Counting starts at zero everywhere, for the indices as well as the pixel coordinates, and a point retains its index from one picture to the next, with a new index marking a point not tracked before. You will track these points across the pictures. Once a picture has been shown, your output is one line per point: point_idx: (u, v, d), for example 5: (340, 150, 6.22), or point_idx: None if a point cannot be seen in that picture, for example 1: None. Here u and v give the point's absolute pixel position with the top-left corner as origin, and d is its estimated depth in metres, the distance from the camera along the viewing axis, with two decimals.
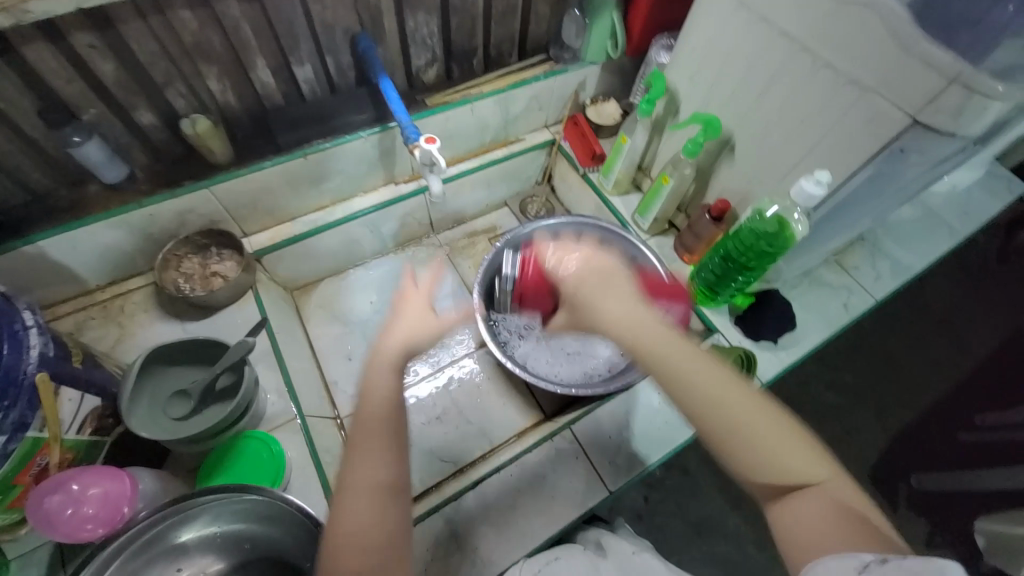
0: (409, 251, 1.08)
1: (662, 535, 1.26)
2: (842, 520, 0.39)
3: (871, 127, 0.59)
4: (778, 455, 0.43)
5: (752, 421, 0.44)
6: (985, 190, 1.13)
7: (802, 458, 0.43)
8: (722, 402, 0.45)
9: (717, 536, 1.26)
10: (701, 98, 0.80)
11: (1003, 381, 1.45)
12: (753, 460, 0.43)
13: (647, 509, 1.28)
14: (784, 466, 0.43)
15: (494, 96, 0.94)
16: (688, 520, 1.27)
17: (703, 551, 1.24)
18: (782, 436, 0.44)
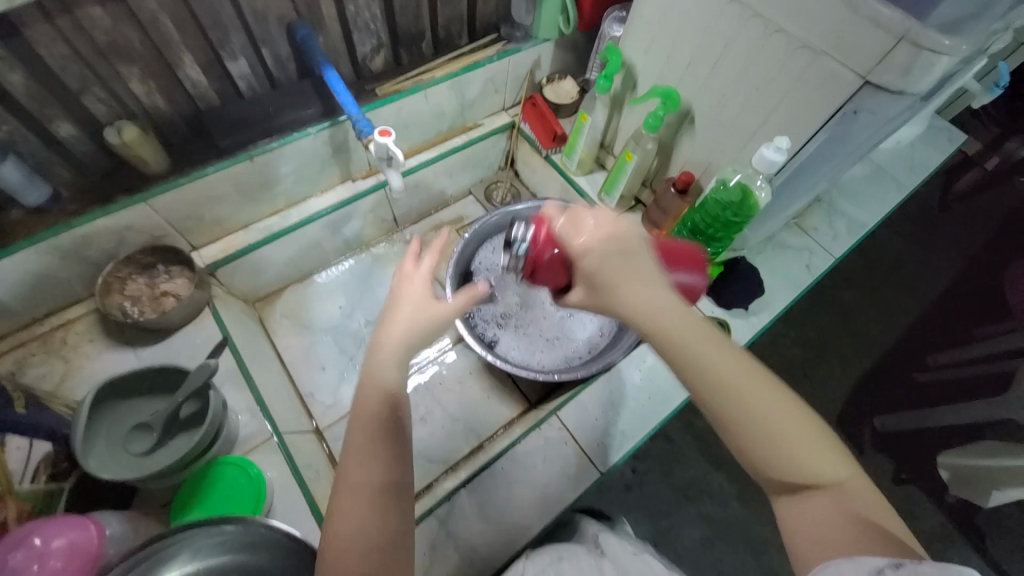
0: (375, 249, 1.04)
1: (652, 503, 1.30)
2: (849, 526, 0.39)
3: (825, 90, 0.60)
4: (798, 455, 0.43)
5: (775, 420, 0.43)
6: (927, 143, 1.18)
7: (819, 456, 0.43)
8: (751, 400, 0.44)
9: (705, 498, 1.30)
10: (657, 70, 0.79)
11: (952, 322, 1.54)
12: (773, 452, 0.43)
13: (636, 480, 1.32)
14: (803, 463, 0.43)
15: (448, 81, 0.91)
16: (675, 485, 1.31)
17: (692, 514, 1.28)
18: (802, 433, 0.43)
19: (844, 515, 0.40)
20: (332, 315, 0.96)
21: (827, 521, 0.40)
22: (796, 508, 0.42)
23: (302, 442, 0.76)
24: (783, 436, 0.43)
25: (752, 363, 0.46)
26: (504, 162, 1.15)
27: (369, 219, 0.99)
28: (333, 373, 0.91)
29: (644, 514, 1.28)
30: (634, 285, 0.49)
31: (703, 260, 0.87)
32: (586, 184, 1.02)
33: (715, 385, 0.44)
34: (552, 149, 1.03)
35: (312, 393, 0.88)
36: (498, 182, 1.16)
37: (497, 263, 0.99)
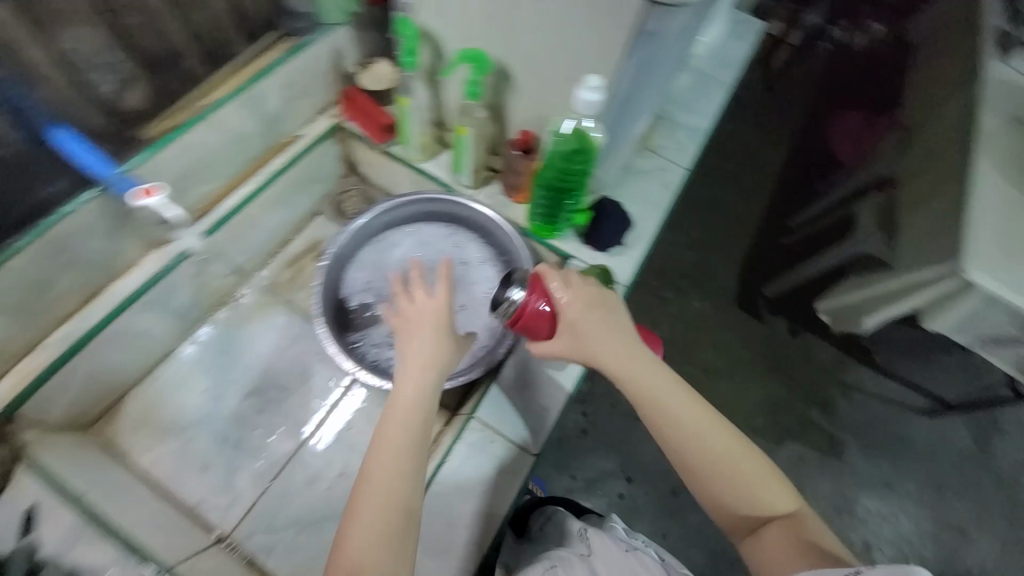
0: (225, 314, 0.90)
1: (609, 437, 1.35)
2: (805, 553, 0.50)
3: (615, 17, 0.58)
4: (760, 496, 0.53)
5: (739, 464, 0.53)
6: (734, 37, 1.26)
7: (771, 493, 0.53)
8: (718, 449, 0.53)
9: None
10: (456, 32, 0.72)
11: (798, 187, 1.74)
12: (740, 496, 0.53)
13: (589, 423, 1.36)
14: (764, 502, 0.53)
15: (234, 100, 0.77)
16: (622, 412, 1.38)
17: (646, 432, 1.36)
18: (761, 477, 0.54)
19: (799, 542, 0.51)
20: (198, 404, 0.83)
21: (784, 553, 0.51)
22: (756, 540, 0.53)
23: (207, 558, 0.66)
24: (742, 479, 0.53)
25: (720, 422, 0.55)
26: (344, 168, 1.03)
27: (204, 282, 0.84)
28: (221, 468, 0.79)
29: (605, 451, 1.33)
30: (605, 338, 0.58)
31: (568, 211, 0.86)
32: (435, 167, 0.95)
33: (693, 441, 0.54)
34: (387, 141, 0.93)
35: (203, 500, 0.77)
36: (347, 190, 1.04)
37: (371, 279, 0.91)
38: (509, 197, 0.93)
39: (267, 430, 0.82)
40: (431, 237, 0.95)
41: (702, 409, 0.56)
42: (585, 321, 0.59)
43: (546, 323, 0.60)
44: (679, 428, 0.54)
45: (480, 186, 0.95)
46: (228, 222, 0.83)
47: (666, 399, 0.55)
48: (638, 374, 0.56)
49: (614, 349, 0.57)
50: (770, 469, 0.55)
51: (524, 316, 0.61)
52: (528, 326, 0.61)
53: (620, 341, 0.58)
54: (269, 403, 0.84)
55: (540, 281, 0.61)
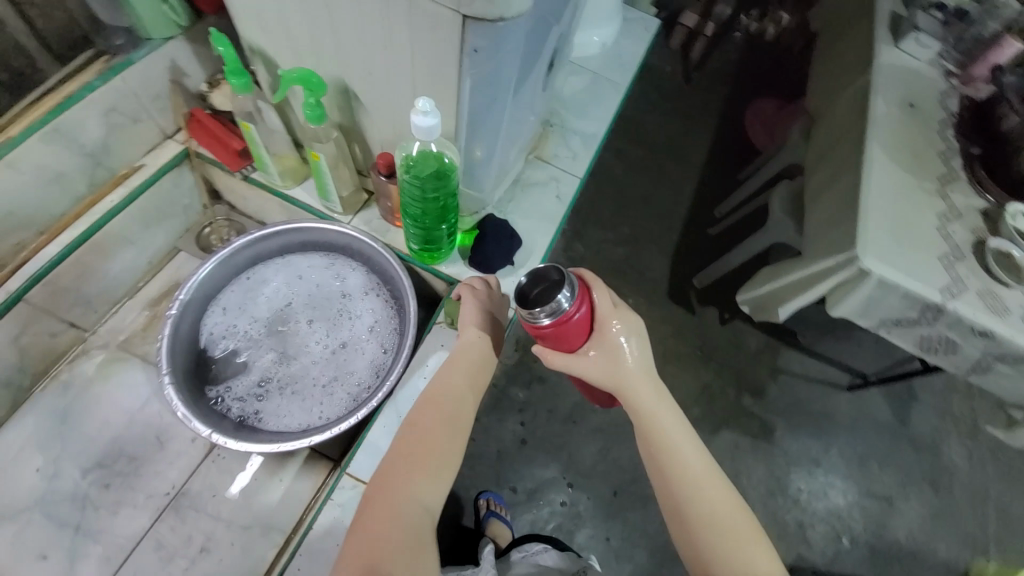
0: (65, 376, 0.79)
1: (547, 449, 1.30)
2: None
3: (439, 37, 0.52)
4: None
5: (748, 546, 0.48)
6: (630, 35, 1.23)
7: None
8: (721, 513, 0.49)
9: (590, 413, 1.34)
10: (287, 50, 0.65)
11: (716, 180, 1.75)
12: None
13: (527, 432, 1.30)
14: None
15: (33, 135, 0.67)
16: (560, 416, 1.33)
17: (583, 435, 1.31)
18: (774, 568, 0.47)
19: None
20: (28, 485, 0.72)
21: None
22: None
23: None
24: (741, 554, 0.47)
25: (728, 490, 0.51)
26: (207, 198, 0.93)
27: (26, 344, 0.74)
28: (59, 557, 0.69)
29: (543, 462, 1.28)
30: (636, 375, 0.54)
31: (446, 235, 0.80)
32: (304, 193, 0.87)
33: (698, 499, 0.49)
34: (245, 167, 0.84)
35: None
36: (212, 222, 0.94)
37: (236, 325, 0.83)
38: (389, 221, 0.86)
39: (114, 506, 0.72)
40: (304, 271, 0.87)
41: (710, 470, 0.52)
42: (621, 349, 0.54)
43: (581, 332, 0.53)
44: (688, 492, 0.50)
45: (356, 211, 0.88)
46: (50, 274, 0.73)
47: (680, 455, 0.52)
48: (658, 418, 0.53)
49: (640, 390, 0.54)
50: (773, 559, 0.48)
51: (562, 326, 0.51)
52: (561, 337, 0.52)
53: (647, 382, 0.55)
54: (118, 475, 0.74)
55: (585, 282, 0.54)
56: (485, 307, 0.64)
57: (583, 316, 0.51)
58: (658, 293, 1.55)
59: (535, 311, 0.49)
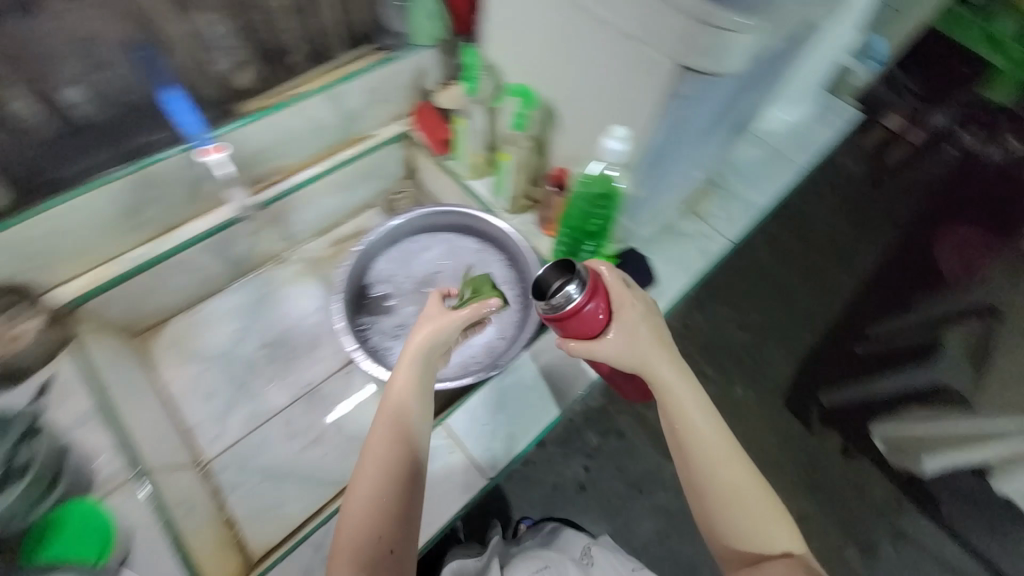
0: (269, 272, 1.01)
1: (604, 504, 1.26)
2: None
3: (650, 79, 0.60)
4: (763, 530, 0.56)
5: (754, 507, 0.57)
6: (823, 122, 1.21)
7: (773, 528, 0.57)
8: (733, 475, 0.58)
9: (657, 488, 1.28)
10: (518, 68, 0.78)
11: (882, 293, 1.57)
12: (747, 532, 0.56)
13: (589, 478, 1.28)
14: (770, 537, 0.56)
15: (320, 94, 0.88)
16: (627, 480, 1.29)
17: (644, 506, 1.26)
18: (774, 519, 0.57)
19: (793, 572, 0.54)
20: (221, 340, 0.93)
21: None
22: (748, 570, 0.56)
23: (177, 476, 0.74)
24: (750, 510, 0.57)
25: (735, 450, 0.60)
26: (405, 172, 1.12)
27: (258, 240, 0.96)
28: (222, 402, 0.88)
29: (595, 514, 1.25)
30: (664, 363, 0.61)
31: (590, 253, 0.86)
32: (481, 186, 1.01)
33: (714, 468, 0.58)
34: (444, 155, 1.03)
35: (199, 424, 0.85)
36: (402, 191, 1.13)
37: (395, 275, 0.98)
38: (541, 228, 0.96)
39: (267, 379, 0.90)
40: (459, 249, 1.00)
41: (723, 436, 0.60)
42: (640, 334, 0.61)
43: (598, 320, 0.58)
44: (700, 463, 0.59)
45: (518, 213, 0.98)
46: (283, 197, 0.92)
47: (697, 431, 0.60)
48: (675, 398, 0.60)
49: (662, 372, 0.61)
50: (775, 503, 0.58)
51: (572, 318, 0.57)
52: (573, 327, 0.59)
53: (671, 361, 0.62)
54: (278, 358, 0.92)
55: (599, 280, 0.60)
56: (439, 319, 0.65)
57: (594, 307, 0.57)
58: (775, 392, 1.44)
59: (549, 298, 0.56)
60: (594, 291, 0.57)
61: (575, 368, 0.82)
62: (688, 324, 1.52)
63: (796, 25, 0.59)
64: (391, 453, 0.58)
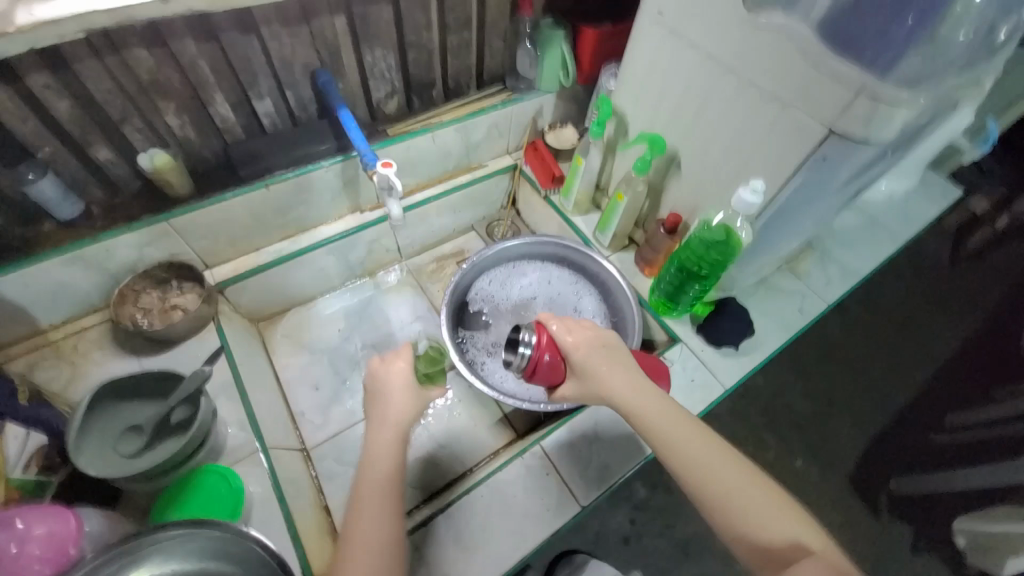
0: (377, 279, 1.11)
1: (654, 570, 1.19)
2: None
3: (795, 139, 0.64)
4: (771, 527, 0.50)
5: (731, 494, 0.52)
6: (923, 196, 1.20)
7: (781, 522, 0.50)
8: (706, 466, 0.53)
9: (707, 554, 1.21)
10: (646, 119, 0.85)
11: (967, 378, 1.50)
12: (751, 527, 0.50)
13: (635, 532, 1.22)
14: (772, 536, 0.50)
15: (454, 124, 0.98)
16: (676, 540, 1.22)
17: (694, 574, 1.18)
18: (781, 514, 0.51)
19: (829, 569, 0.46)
20: (331, 337, 1.01)
21: None
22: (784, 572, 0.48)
23: (286, 458, 0.79)
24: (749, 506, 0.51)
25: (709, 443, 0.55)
26: (506, 201, 1.21)
27: (373, 248, 1.05)
28: (326, 394, 0.95)
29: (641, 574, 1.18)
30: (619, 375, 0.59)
31: (691, 298, 0.89)
32: (582, 222, 1.07)
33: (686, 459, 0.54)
34: (550, 189, 1.09)
35: (303, 412, 0.92)
36: (500, 219, 1.22)
37: (493, 295, 1.03)
38: (638, 267, 1.00)
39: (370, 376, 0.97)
40: (555, 278, 1.05)
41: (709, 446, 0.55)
42: (593, 359, 0.61)
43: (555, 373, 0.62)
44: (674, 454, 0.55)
45: (616, 250, 1.04)
46: (417, 206, 1.05)
47: (661, 422, 0.57)
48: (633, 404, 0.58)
49: (613, 382, 0.59)
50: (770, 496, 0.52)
51: (541, 373, 0.61)
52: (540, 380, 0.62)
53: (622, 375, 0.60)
54: None
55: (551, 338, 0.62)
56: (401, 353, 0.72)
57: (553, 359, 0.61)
58: (845, 468, 1.36)
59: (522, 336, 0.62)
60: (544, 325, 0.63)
61: None
62: (753, 385, 1.47)
63: (942, 102, 0.63)
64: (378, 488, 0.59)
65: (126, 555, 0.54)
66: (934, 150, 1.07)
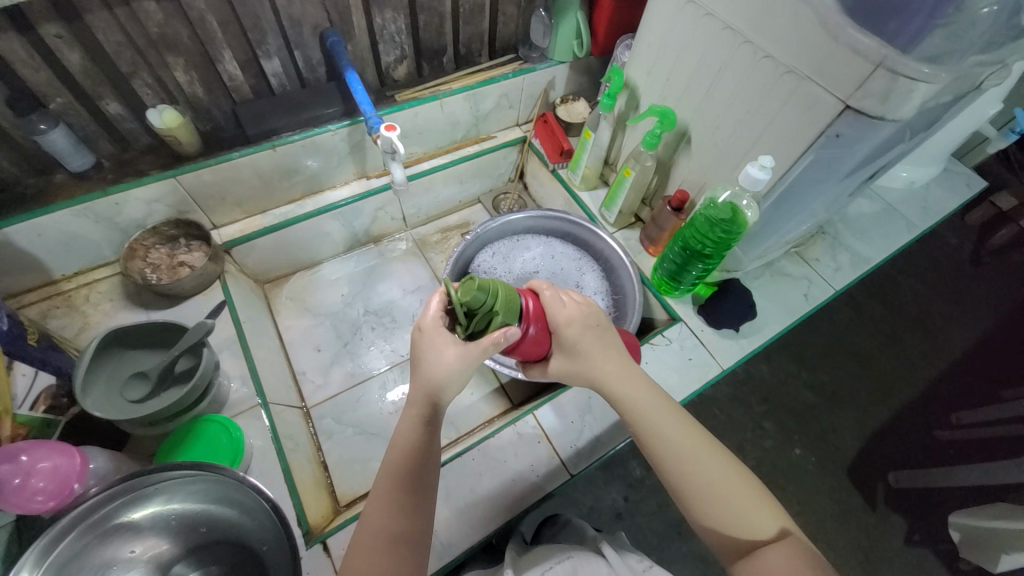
0: (381, 247, 1.12)
1: (642, 546, 1.21)
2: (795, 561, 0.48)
3: (809, 115, 0.62)
4: (742, 514, 0.52)
5: (710, 487, 0.53)
6: (945, 187, 1.17)
7: (752, 508, 0.52)
8: (685, 450, 0.55)
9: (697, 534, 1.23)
10: (659, 92, 0.83)
11: (975, 375, 1.48)
12: (720, 513, 0.52)
13: (627, 508, 1.25)
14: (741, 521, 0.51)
15: (463, 92, 0.96)
16: (667, 518, 1.24)
17: (683, 552, 1.20)
18: (755, 500, 0.53)
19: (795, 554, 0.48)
20: (334, 301, 1.03)
21: None
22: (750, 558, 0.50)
23: (286, 414, 0.81)
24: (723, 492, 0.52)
25: (690, 428, 0.57)
26: (514, 174, 1.20)
27: (379, 216, 1.06)
28: (327, 357, 0.97)
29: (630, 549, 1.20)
30: (610, 359, 0.61)
31: (694, 278, 0.88)
32: (589, 198, 1.06)
33: (666, 443, 0.56)
34: (559, 163, 1.08)
35: (305, 372, 0.94)
36: (507, 192, 1.22)
37: (495, 268, 1.03)
38: (643, 245, 0.99)
39: (371, 342, 0.99)
40: (559, 253, 1.04)
41: (689, 432, 0.56)
42: (585, 339, 0.61)
43: (538, 346, 0.61)
44: (655, 438, 0.56)
45: (621, 228, 1.03)
46: (424, 175, 1.05)
47: (650, 412, 0.57)
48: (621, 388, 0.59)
49: (604, 366, 0.60)
50: (744, 483, 0.54)
51: (524, 345, 0.59)
52: (523, 352, 0.61)
53: (612, 361, 0.61)
54: (381, 327, 1.01)
55: (539, 309, 0.60)
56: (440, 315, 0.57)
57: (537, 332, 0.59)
58: (842, 459, 1.36)
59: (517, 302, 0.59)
60: (532, 295, 0.61)
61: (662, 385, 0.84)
62: (755, 373, 1.47)
63: (967, 81, 0.60)
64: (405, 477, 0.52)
65: (127, 494, 0.56)
66: (957, 138, 1.03)
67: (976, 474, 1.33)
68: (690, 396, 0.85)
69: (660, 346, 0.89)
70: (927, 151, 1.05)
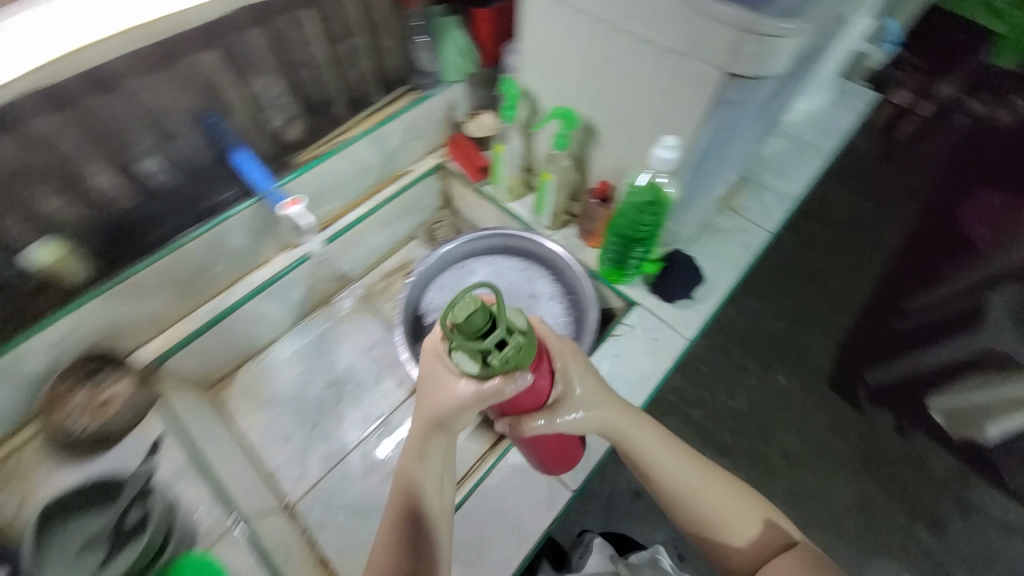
0: (326, 313, 1.06)
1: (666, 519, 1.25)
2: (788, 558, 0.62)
3: (696, 86, 0.63)
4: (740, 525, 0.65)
5: (724, 515, 0.65)
6: (838, 107, 1.23)
7: (744, 518, 0.66)
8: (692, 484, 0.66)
9: None
10: (554, 92, 0.83)
11: (912, 263, 1.58)
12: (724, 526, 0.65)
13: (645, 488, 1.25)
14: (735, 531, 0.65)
15: (363, 137, 0.93)
16: None
17: None
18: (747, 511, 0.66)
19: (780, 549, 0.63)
20: (291, 384, 0.98)
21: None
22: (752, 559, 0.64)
23: (269, 521, 0.78)
24: (726, 514, 0.65)
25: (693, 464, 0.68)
26: (441, 202, 1.18)
27: (314, 281, 1.01)
28: (299, 444, 0.92)
29: (659, 527, 1.21)
30: (618, 416, 0.65)
31: (637, 260, 0.88)
32: (520, 208, 1.05)
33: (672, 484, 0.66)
34: (481, 181, 1.07)
35: (279, 469, 0.89)
36: (440, 221, 1.19)
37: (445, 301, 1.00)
38: (583, 240, 1.00)
39: (340, 417, 0.95)
40: (505, 269, 1.02)
41: (691, 469, 0.67)
42: (591, 397, 0.64)
43: (538, 391, 0.58)
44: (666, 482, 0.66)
45: (558, 228, 1.02)
46: (343, 233, 1.00)
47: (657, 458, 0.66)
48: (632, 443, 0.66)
49: (612, 418, 0.65)
50: (739, 498, 0.67)
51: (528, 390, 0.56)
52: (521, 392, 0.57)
53: (615, 409, 0.66)
54: (348, 396, 0.97)
55: (541, 345, 0.59)
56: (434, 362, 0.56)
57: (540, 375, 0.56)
58: (822, 376, 1.42)
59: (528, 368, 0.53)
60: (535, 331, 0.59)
61: (635, 374, 0.85)
62: (724, 320, 1.51)
63: (828, 21, 0.63)
64: (404, 508, 0.59)
65: None
66: (842, 62, 1.09)
67: (939, 352, 1.43)
68: (665, 375, 0.86)
69: (624, 335, 0.89)
70: (818, 80, 1.10)
